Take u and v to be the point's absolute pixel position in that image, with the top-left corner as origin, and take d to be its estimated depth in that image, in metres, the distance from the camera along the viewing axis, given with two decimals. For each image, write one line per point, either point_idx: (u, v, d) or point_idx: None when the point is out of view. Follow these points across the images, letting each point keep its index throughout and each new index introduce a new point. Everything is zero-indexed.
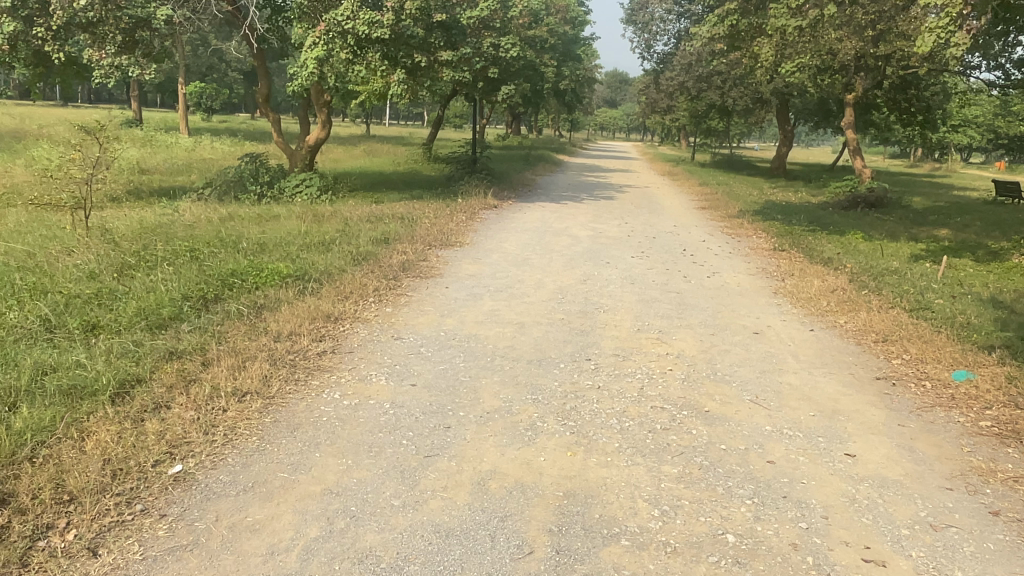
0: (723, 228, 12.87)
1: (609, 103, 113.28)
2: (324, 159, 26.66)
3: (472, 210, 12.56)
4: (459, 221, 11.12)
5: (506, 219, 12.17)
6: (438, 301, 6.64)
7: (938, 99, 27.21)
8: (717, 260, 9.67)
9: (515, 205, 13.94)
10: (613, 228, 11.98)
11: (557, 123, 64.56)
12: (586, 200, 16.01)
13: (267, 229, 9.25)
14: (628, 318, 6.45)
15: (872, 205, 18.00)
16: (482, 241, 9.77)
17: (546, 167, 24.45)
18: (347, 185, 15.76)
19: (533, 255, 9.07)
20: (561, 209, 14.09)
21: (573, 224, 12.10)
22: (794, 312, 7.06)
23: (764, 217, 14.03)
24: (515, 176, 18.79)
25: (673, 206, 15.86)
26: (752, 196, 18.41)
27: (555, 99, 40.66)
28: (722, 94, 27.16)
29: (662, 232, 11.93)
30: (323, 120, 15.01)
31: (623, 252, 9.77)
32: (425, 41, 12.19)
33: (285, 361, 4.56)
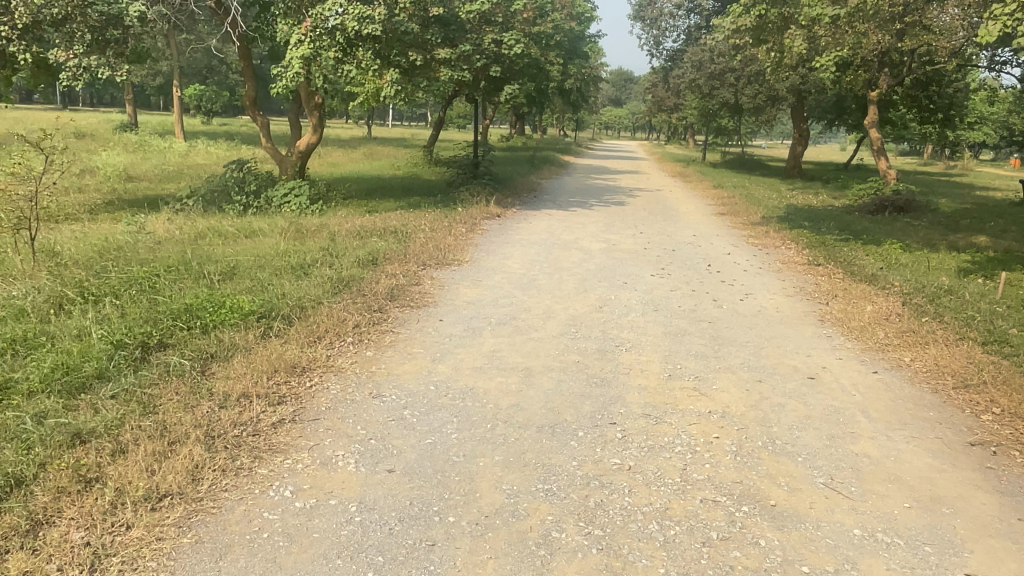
0: (747, 237, 11.84)
1: (614, 102, 112.20)
2: (322, 163, 25.71)
3: (474, 221, 11.53)
4: (459, 234, 10.09)
5: (511, 231, 11.13)
6: (430, 338, 5.60)
7: (961, 95, 26.03)
8: (747, 279, 8.62)
9: (520, 214, 12.91)
10: (628, 239, 10.96)
11: (564, 122, 63.57)
12: (597, 206, 15.01)
13: (242, 245, 8.24)
14: (656, 360, 5.39)
15: (900, 208, 16.96)
16: (484, 259, 8.73)
17: (553, 169, 23.44)
18: (341, 193, 14.75)
19: (541, 275, 8.03)
20: (570, 218, 13.07)
21: (584, 235, 11.06)
22: (849, 349, 6.01)
23: (789, 225, 12.99)
24: (520, 180, 17.81)
25: (690, 213, 14.84)
26: (772, 200, 17.37)
27: (562, 98, 39.66)
28: (735, 92, 26.08)
29: (682, 244, 10.89)
30: (313, 123, 14.00)
31: (642, 269, 8.72)
32: (420, 38, 11.18)
33: (225, 441, 3.56)
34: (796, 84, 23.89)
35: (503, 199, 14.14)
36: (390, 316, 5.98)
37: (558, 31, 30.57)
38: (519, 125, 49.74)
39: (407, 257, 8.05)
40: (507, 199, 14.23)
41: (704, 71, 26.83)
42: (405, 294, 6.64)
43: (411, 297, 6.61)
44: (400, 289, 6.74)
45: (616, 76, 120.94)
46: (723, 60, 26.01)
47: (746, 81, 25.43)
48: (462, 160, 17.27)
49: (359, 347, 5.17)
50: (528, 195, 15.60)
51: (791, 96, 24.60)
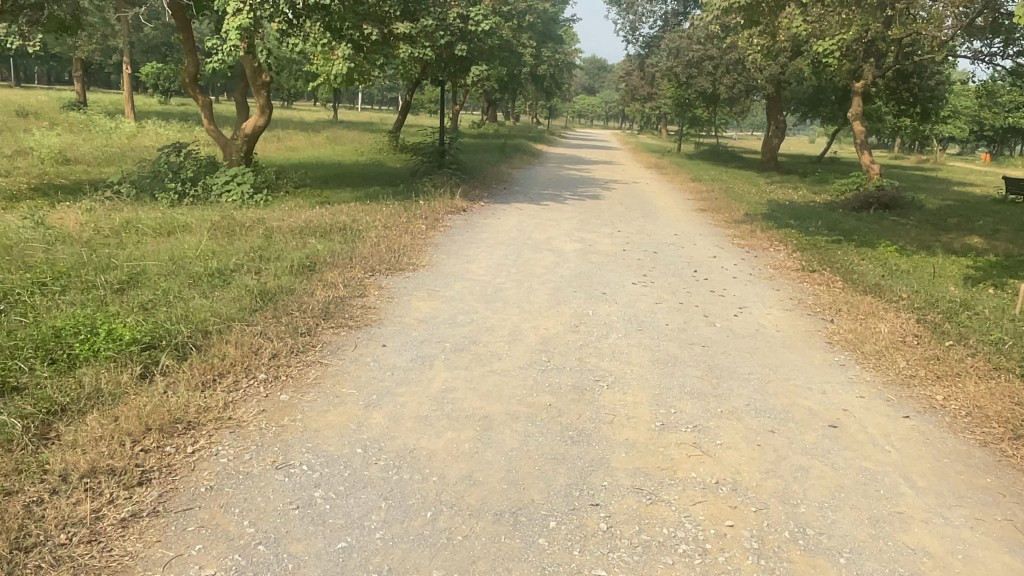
0: (733, 238, 10.90)
1: (588, 89, 111.20)
2: (280, 148, 24.25)
3: (436, 215, 10.42)
4: (417, 231, 8.99)
5: (476, 227, 10.05)
6: (366, 369, 4.51)
7: (942, 89, 25.44)
8: (738, 287, 7.67)
9: (487, 208, 11.81)
10: (604, 239, 9.95)
11: (536, 109, 62.43)
12: (570, 200, 13.97)
13: (158, 246, 7.06)
14: (644, 401, 4.37)
15: (886, 205, 16.20)
16: (443, 262, 7.65)
17: (524, 158, 22.32)
18: (292, 181, 13.51)
19: (507, 283, 6.98)
20: (541, 213, 12.00)
21: (556, 234, 10.02)
22: (869, 382, 5.06)
23: (776, 223, 12.13)
24: (488, 170, 16.70)
25: (670, 209, 13.87)
26: (754, 195, 16.49)
27: (535, 84, 38.55)
28: (713, 81, 25.21)
29: (664, 244, 9.91)
30: (261, 104, 12.73)
31: (621, 275, 7.73)
32: (377, 10, 10.06)
33: (40, 557, 2.48)
34: (776, 73, 23.05)
35: (469, 190, 13.03)
36: (319, 340, 4.88)
37: (531, 13, 29.35)
38: (490, 111, 48.43)
39: (353, 261, 6.94)
40: (472, 190, 13.12)
41: (681, 58, 25.89)
42: (343, 310, 5.53)
43: (349, 313, 5.51)
44: (338, 303, 5.64)
45: (589, 64, 119.79)
46: (701, 47, 25.07)
47: (724, 68, 24.53)
48: (425, 148, 16.08)
49: (271, 388, 4.08)
50: (496, 186, 14.49)
51: (770, 86, 23.76)
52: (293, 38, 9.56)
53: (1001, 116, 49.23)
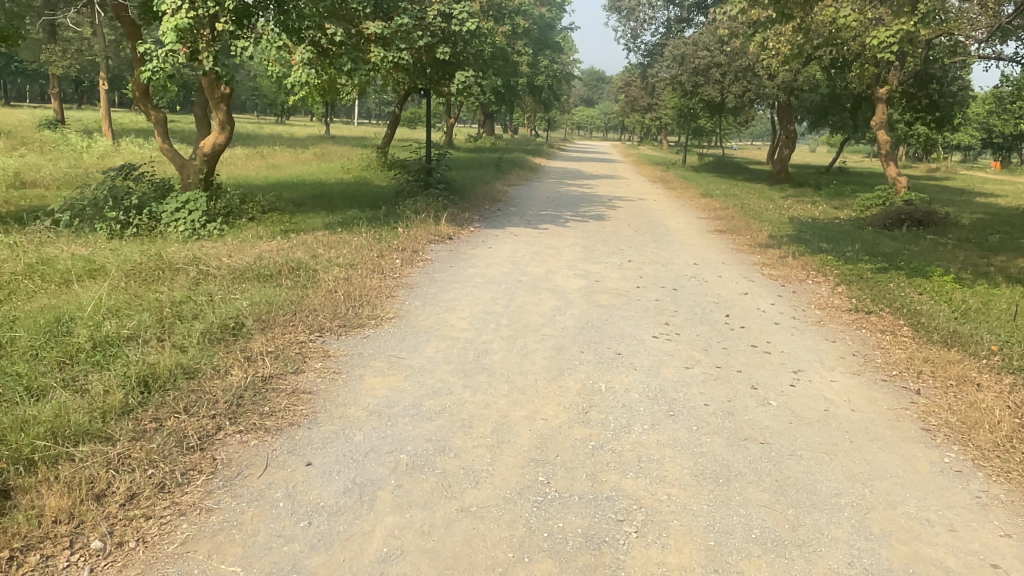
0: (762, 267, 9.37)
1: (586, 101, 110.23)
2: (261, 166, 22.77)
3: (416, 245, 8.89)
4: (389, 269, 7.45)
5: (462, 260, 8.52)
6: (270, 516, 2.95)
7: (962, 95, 24.03)
8: (785, 339, 6.12)
9: (476, 235, 10.28)
10: (614, 271, 8.44)
11: (534, 120, 61.23)
12: (572, 222, 12.45)
13: (49, 300, 5.54)
14: (695, 567, 2.83)
15: (921, 222, 14.66)
16: (415, 312, 6.11)
17: (520, 174, 20.84)
18: (258, 205, 12.00)
19: (494, 343, 5.44)
20: (539, 238, 10.47)
21: (557, 267, 8.48)
22: (1010, 508, 3.51)
23: (807, 246, 10.63)
24: (480, 188, 15.18)
25: (683, 231, 12.35)
26: (773, 213, 14.97)
27: (532, 95, 37.22)
28: (721, 90, 23.56)
29: (684, 278, 8.37)
30: (221, 120, 11.23)
31: (638, 325, 6.20)
32: (343, 7, 8.57)
33: None
34: (788, 80, 21.60)
35: (457, 213, 11.51)
36: (210, 462, 3.34)
37: (526, 20, 28.02)
38: (487, 124, 47.03)
39: (295, 318, 5.41)
40: (461, 214, 11.60)
41: (686, 65, 24.44)
42: (261, 401, 3.99)
43: (268, 406, 3.96)
44: (257, 390, 4.10)
45: (588, 76, 118.91)
46: (707, 53, 23.64)
47: (733, 76, 23.10)
48: (410, 164, 14.56)
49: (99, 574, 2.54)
50: (488, 208, 12.96)
51: (782, 94, 22.31)
52: (241, 41, 8.14)
53: (1010, 123, 47.86)
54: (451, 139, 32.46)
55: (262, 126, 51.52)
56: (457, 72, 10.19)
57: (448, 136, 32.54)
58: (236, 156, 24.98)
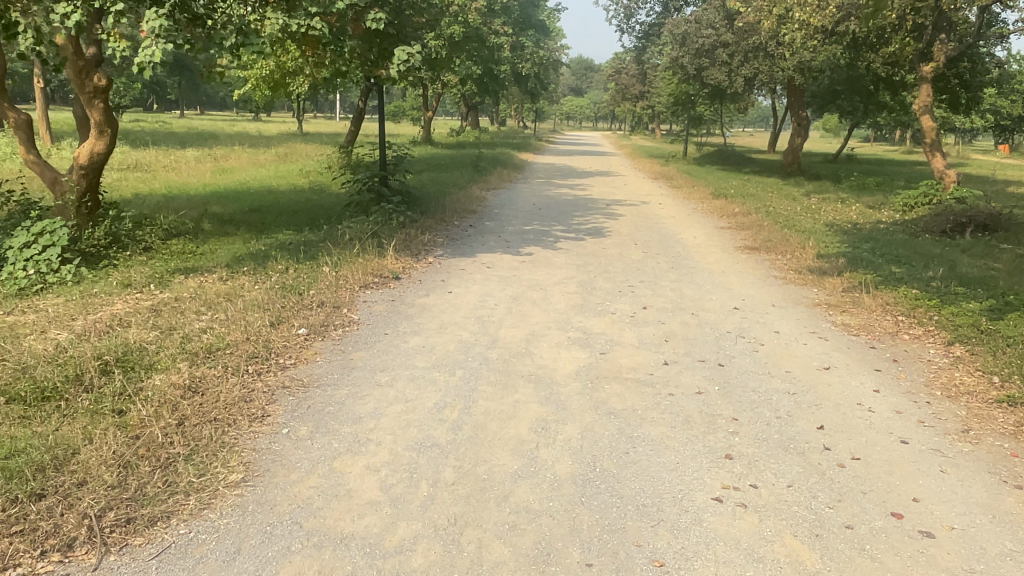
0: (828, 310, 6.75)
1: (575, 91, 107.22)
2: (208, 171, 19.99)
3: (339, 295, 6.20)
4: (276, 349, 4.78)
5: (405, 318, 5.85)
6: None
7: (997, 73, 21.37)
8: (939, 491, 3.49)
9: (434, 269, 7.62)
10: (625, 332, 5.80)
11: (522, 111, 58.41)
12: (562, 240, 9.79)
13: None
14: None
15: (987, 225, 12.02)
16: (288, 460, 3.43)
17: (503, 174, 18.18)
18: (157, 230, 9.29)
19: (419, 552, 2.79)
20: (518, 270, 7.81)
21: (543, 326, 5.82)
22: None
23: (874, 273, 8.00)
24: (451, 196, 12.51)
25: (705, 249, 9.72)
26: (806, 220, 12.34)
27: (519, 85, 34.51)
28: (728, 72, 20.94)
29: (730, 339, 5.73)
30: (98, 122, 8.56)
31: (682, 468, 3.57)
32: None
33: None
34: (805, 60, 18.98)
35: (413, 237, 8.83)
36: None
37: None
38: (471, 117, 44.24)
39: (28, 518, 2.77)
40: (417, 237, 8.90)
41: (687, 46, 21.80)
42: None
43: None
44: None
45: (576, 65, 115.98)
46: (712, 31, 20.99)
47: (741, 56, 20.45)
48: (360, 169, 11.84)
49: None
50: (457, 224, 10.27)
51: (798, 77, 19.66)
52: (62, 3, 5.59)
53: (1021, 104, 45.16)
54: (429, 133, 29.69)
55: (232, 123, 48.74)
56: (397, 48, 6.98)
57: (425, 131, 29.80)
58: (183, 159, 22.21)
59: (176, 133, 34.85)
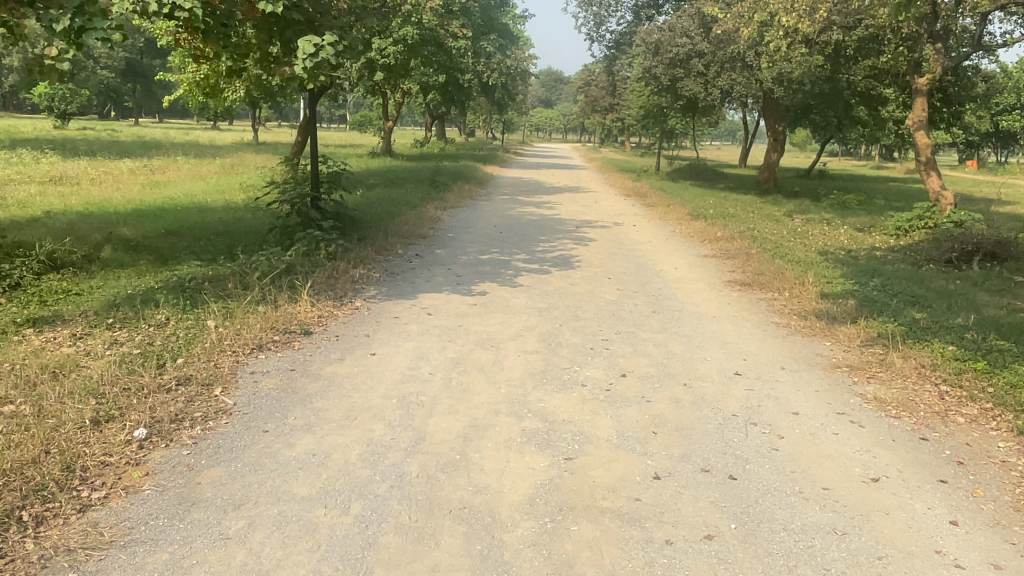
0: (853, 377, 5.35)
1: (544, 102, 106.47)
2: (140, 184, 18.19)
3: (217, 363, 4.63)
4: (80, 474, 3.20)
5: (301, 400, 4.29)
6: None
7: (981, 88, 20.52)
8: None
9: (361, 316, 6.08)
10: (599, 417, 4.31)
11: (489, 122, 57.12)
12: (522, 274, 8.29)
13: None
14: None
15: (996, 254, 10.80)
16: None
17: (464, 190, 16.72)
18: (29, 263, 7.62)
19: None
20: (467, 317, 6.29)
21: (489, 409, 4.31)
22: None
23: (896, 321, 6.66)
24: (399, 218, 11.00)
25: (689, 285, 8.28)
26: (796, 247, 11.03)
27: (485, 94, 33.16)
28: (704, 83, 19.76)
29: (737, 428, 4.29)
30: None
31: None
32: None
33: None
34: (785, 71, 17.79)
35: (341, 273, 7.28)
36: None
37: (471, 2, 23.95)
38: (435, 126, 42.63)
39: None
40: (346, 272, 7.36)
41: (661, 55, 20.62)
42: None
43: None
44: None
45: (544, 76, 115.15)
46: (687, 40, 19.74)
47: (718, 67, 19.22)
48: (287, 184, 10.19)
49: None
50: (400, 253, 8.73)
51: (778, 89, 18.51)
52: None
53: (990, 120, 44.95)
54: (389, 145, 28.12)
55: (185, 132, 46.54)
56: (302, 39, 5.52)
57: (386, 142, 28.24)
58: (116, 171, 20.33)
59: (120, 142, 32.76)
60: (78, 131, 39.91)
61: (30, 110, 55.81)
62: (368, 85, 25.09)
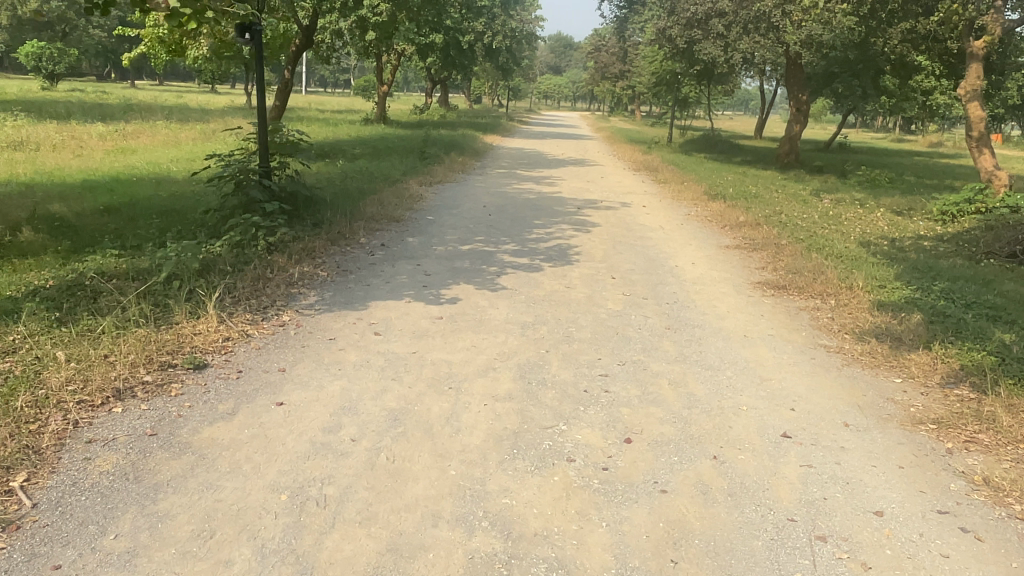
0: (944, 443, 3.88)
1: (551, 68, 103.71)
2: (105, 151, 16.63)
3: (37, 431, 3.20)
4: None
5: (141, 496, 2.87)
6: None
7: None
8: None
9: (283, 337, 4.63)
10: (591, 527, 2.87)
11: (494, 88, 55.04)
12: (508, 273, 6.79)
13: None
14: None
15: None
16: None
17: (457, 161, 15.17)
18: None
19: None
20: (426, 340, 4.82)
21: (425, 512, 2.86)
22: None
23: (982, 347, 5.15)
24: (372, 197, 9.50)
25: (711, 288, 6.75)
26: (833, 236, 9.50)
27: (489, 57, 31.30)
28: (723, 46, 18.02)
29: (796, 549, 2.84)
30: None
31: None
32: None
33: None
34: (815, 34, 16.01)
35: (276, 272, 5.81)
36: None
37: None
38: (437, 92, 40.71)
39: None
40: (283, 270, 5.89)
41: (677, 15, 18.84)
42: None
43: None
44: None
45: (552, 41, 112.17)
46: None
47: (740, 28, 17.39)
48: (237, 153, 8.67)
49: None
50: (361, 243, 7.24)
51: (806, 54, 16.75)
52: None
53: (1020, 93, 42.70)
54: (384, 111, 26.44)
55: (175, 94, 44.65)
56: None
57: (380, 108, 26.57)
58: (83, 135, 18.72)
59: (102, 104, 31.04)
60: (62, 93, 38.07)
61: (19, 69, 54.12)
62: (361, 45, 23.38)
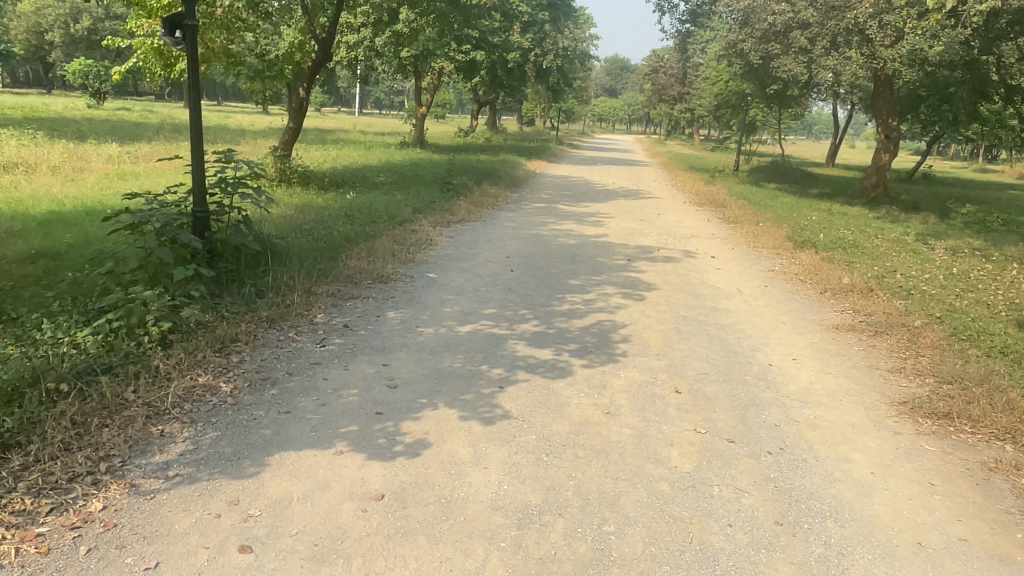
0: None
1: (607, 91, 101.46)
2: (106, 174, 15.00)
3: None
4: None
5: None
6: None
7: None
8: None
9: (56, 564, 2.47)
10: None
11: (547, 111, 53.15)
12: (519, 382, 4.50)
13: None
14: None
15: None
16: None
17: (489, 193, 13.07)
18: None
19: None
20: (331, 565, 2.57)
21: None
22: None
23: None
24: (360, 247, 7.37)
25: (832, 417, 4.35)
26: (979, 311, 6.98)
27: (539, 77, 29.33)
28: (806, 62, 15.56)
29: None
30: None
31: None
32: None
33: None
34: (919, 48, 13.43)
35: (143, 393, 3.70)
36: None
37: None
38: (486, 114, 38.99)
39: None
40: (156, 388, 3.77)
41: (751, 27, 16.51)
42: None
43: None
44: None
45: (610, 64, 110.45)
46: (788, 6, 15.46)
47: (827, 42, 14.86)
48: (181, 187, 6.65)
49: None
50: (314, 324, 5.08)
51: (906, 71, 14.16)
52: None
53: None
54: (422, 133, 24.65)
55: (221, 114, 43.94)
56: None
57: (419, 129, 24.79)
58: (90, 156, 17.30)
59: (136, 123, 29.99)
60: (107, 111, 37.51)
61: (74, 89, 54.61)
62: (397, 61, 21.63)
